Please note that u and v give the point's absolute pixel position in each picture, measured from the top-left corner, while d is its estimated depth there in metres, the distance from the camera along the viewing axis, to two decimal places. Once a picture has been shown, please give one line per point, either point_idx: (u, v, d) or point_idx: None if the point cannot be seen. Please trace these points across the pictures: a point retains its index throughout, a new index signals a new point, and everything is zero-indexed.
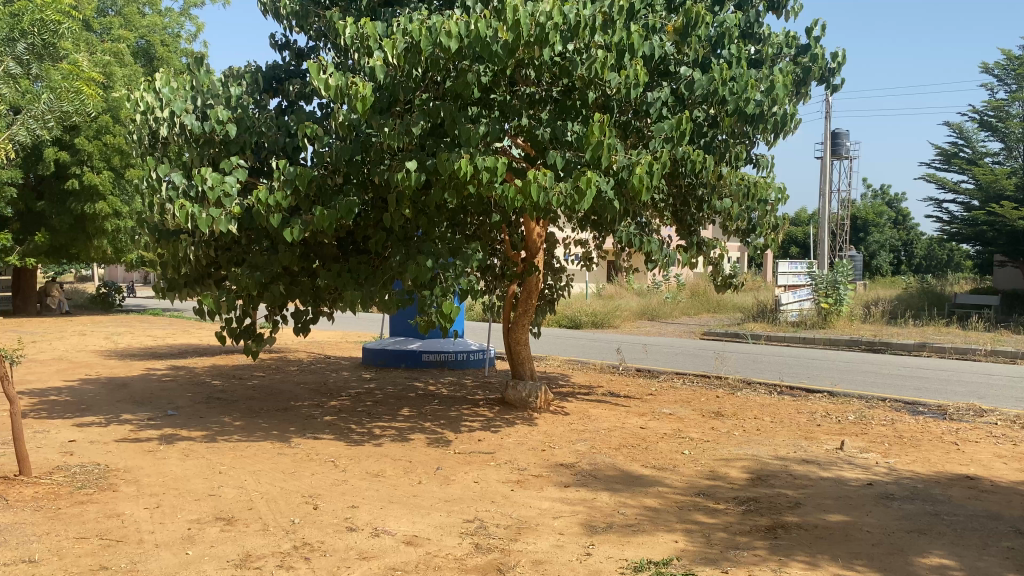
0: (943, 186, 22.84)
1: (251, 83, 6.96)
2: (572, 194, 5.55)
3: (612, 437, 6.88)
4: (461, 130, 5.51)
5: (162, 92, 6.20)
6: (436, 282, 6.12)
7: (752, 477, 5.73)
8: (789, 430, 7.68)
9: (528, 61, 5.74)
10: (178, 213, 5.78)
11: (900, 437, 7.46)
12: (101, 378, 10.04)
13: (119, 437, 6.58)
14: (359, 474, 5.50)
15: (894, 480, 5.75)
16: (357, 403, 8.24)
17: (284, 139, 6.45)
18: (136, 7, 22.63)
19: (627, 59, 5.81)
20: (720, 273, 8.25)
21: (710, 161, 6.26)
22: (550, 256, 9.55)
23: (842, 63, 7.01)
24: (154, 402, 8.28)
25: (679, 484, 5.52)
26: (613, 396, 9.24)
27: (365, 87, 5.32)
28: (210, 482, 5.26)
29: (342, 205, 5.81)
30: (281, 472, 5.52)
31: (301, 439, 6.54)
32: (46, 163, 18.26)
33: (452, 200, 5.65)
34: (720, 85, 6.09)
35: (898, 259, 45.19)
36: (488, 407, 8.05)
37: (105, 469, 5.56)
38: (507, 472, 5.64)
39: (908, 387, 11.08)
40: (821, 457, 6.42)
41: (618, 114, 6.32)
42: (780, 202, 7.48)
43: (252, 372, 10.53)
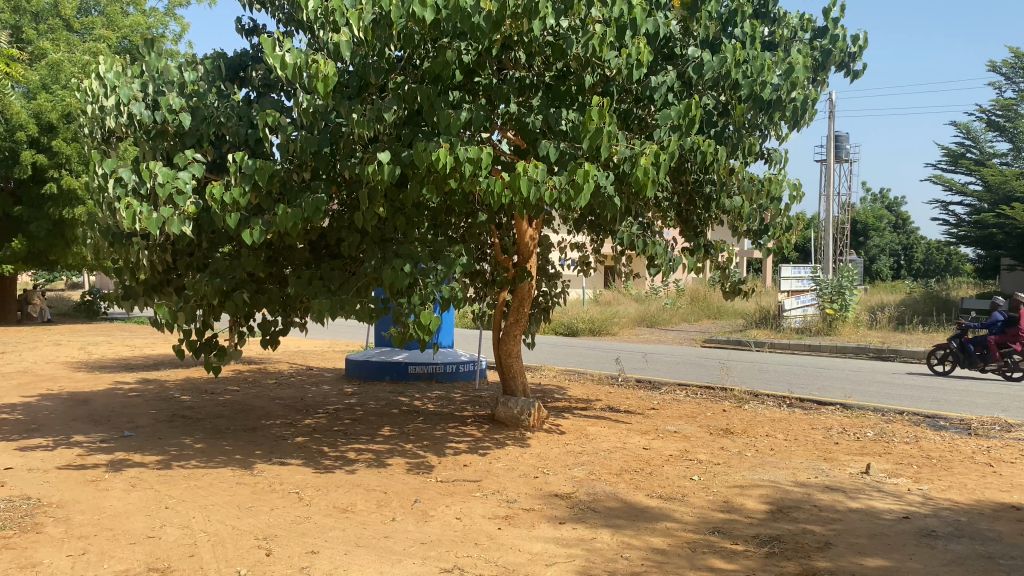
0: (950, 188, 22.24)
1: (211, 71, 6.26)
2: (567, 189, 4.89)
3: (612, 460, 6.21)
4: (440, 116, 4.84)
5: (107, 78, 5.49)
6: (414, 289, 5.41)
7: (771, 509, 5.05)
8: (805, 449, 7.02)
9: (516, 39, 5.12)
10: (123, 214, 5.15)
11: (929, 458, 6.79)
12: (61, 393, 9.31)
13: (63, 464, 5.87)
14: (324, 510, 4.81)
15: (933, 512, 5.09)
16: (334, 422, 7.55)
17: (245, 130, 5.71)
18: (121, 7, 21.74)
19: (628, 37, 5.13)
20: (728, 279, 7.50)
21: (722, 154, 5.55)
22: (543, 261, 8.85)
23: (863, 47, 6.37)
24: (112, 421, 7.56)
25: (689, 518, 4.85)
26: (613, 411, 8.55)
27: (327, 63, 4.66)
28: (152, 520, 4.56)
29: (308, 203, 5.16)
30: (236, 507, 4.83)
31: (266, 466, 5.85)
32: (23, 167, 17.56)
33: (432, 196, 5.03)
34: (733, 67, 5.47)
35: (897, 263, 44.44)
36: (478, 426, 7.37)
37: (36, 504, 4.85)
38: (495, 505, 4.96)
39: (927, 398, 10.39)
40: (846, 483, 5.76)
41: (618, 102, 5.66)
42: (793, 201, 6.76)
43: (225, 386, 9.82)
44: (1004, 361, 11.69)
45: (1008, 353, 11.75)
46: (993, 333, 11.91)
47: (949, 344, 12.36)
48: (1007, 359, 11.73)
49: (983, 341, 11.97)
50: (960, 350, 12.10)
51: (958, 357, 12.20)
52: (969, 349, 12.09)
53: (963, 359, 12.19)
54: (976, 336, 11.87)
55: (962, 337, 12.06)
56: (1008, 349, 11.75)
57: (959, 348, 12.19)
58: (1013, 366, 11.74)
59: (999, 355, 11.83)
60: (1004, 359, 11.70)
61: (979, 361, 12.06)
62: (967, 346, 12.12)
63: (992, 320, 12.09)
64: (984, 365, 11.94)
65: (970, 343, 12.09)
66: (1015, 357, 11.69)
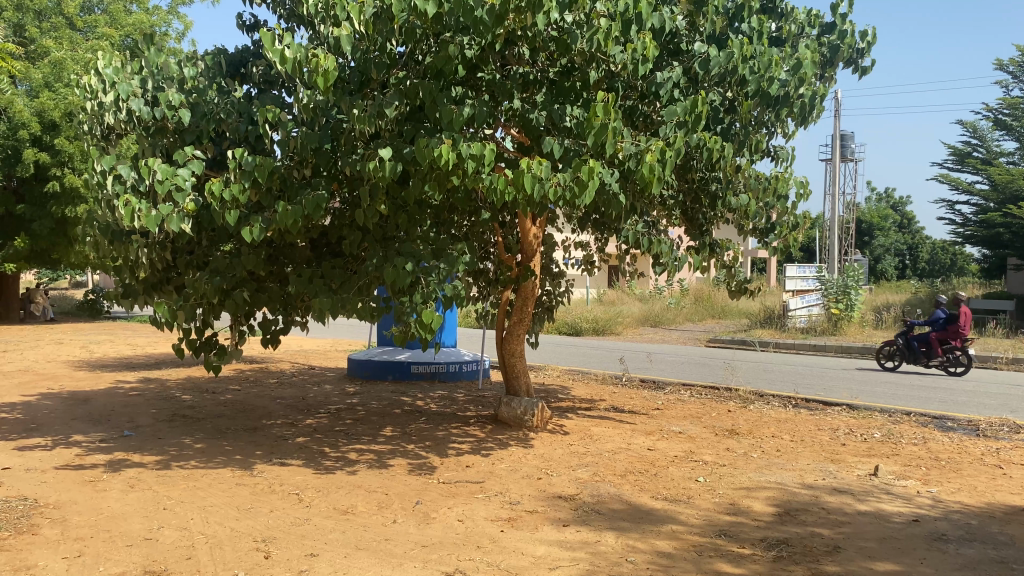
0: (957, 187, 22.08)
1: (211, 67, 6.18)
2: (571, 186, 4.81)
3: (617, 461, 6.13)
4: (442, 112, 4.77)
5: (105, 73, 5.43)
6: (416, 288, 5.33)
7: (778, 512, 4.96)
8: (812, 451, 6.93)
9: (520, 34, 5.04)
10: (121, 211, 5.08)
11: (938, 460, 6.70)
12: (62, 392, 9.25)
13: (61, 465, 5.80)
14: (324, 512, 4.74)
15: (943, 515, 5.00)
16: (336, 422, 7.49)
17: (245, 126, 5.63)
18: (124, 5, 21.71)
19: (633, 32, 5.05)
20: (734, 278, 7.40)
21: (729, 151, 5.46)
22: (547, 260, 8.77)
23: (872, 42, 6.28)
24: (112, 421, 7.50)
25: (695, 520, 4.77)
26: (617, 412, 8.47)
27: (327, 58, 4.59)
28: (150, 521, 4.50)
29: (309, 200, 5.09)
30: (235, 509, 4.76)
31: (266, 467, 5.78)
32: (26, 165, 17.54)
33: (435, 193, 4.95)
34: (740, 63, 5.36)
35: (902, 263, 44.27)
36: (480, 426, 7.30)
37: (32, 505, 4.79)
38: (497, 507, 4.88)
39: (934, 399, 10.29)
40: (854, 485, 5.67)
41: (623, 98, 5.57)
42: (800, 199, 6.67)
43: (227, 386, 9.76)
44: (945, 356, 12.41)
45: (949, 349, 12.48)
46: (936, 330, 12.60)
47: (896, 341, 13.02)
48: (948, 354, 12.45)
49: (926, 337, 12.65)
50: (906, 347, 12.76)
51: (905, 353, 12.88)
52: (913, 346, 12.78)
53: (908, 354, 12.89)
54: (919, 334, 12.55)
55: (907, 334, 12.74)
56: (949, 345, 12.47)
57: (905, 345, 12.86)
58: (954, 361, 12.48)
59: (942, 350, 12.54)
60: (946, 354, 12.42)
61: (923, 356, 12.76)
62: (913, 342, 12.80)
63: (935, 317, 12.80)
64: (927, 360, 12.64)
65: (914, 340, 12.78)
66: (956, 352, 12.40)
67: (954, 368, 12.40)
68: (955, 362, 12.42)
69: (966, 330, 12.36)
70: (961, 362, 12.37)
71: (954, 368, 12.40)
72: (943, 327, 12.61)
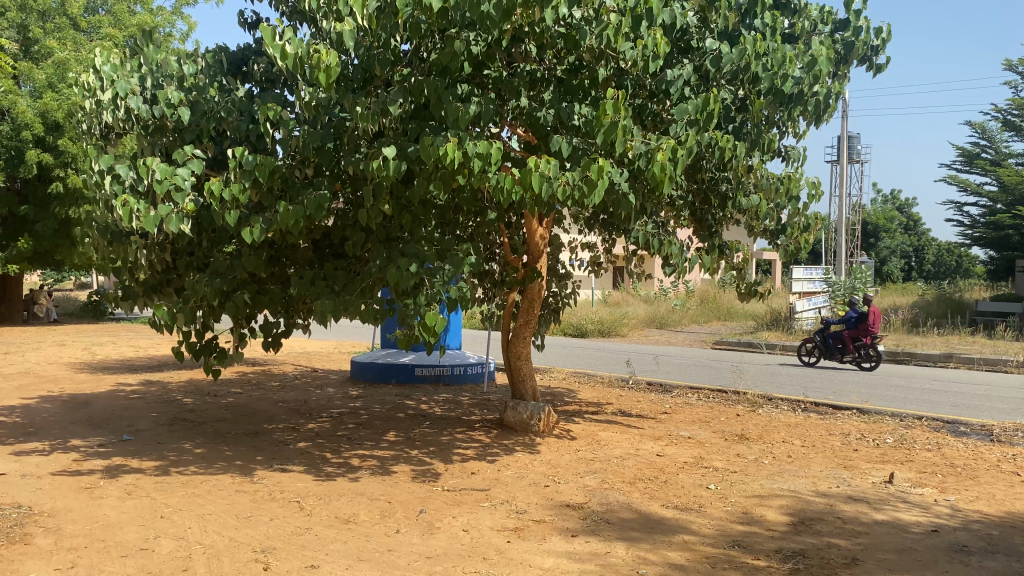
0: (965, 189, 21.88)
1: (212, 65, 6.05)
2: (580, 185, 4.68)
3: (625, 468, 6.00)
4: (447, 109, 4.64)
5: (103, 71, 5.35)
6: (420, 290, 5.19)
7: (793, 521, 4.82)
8: (825, 457, 6.78)
9: (527, 29, 4.91)
10: (119, 211, 4.96)
11: (953, 466, 6.55)
12: (62, 395, 9.13)
13: (58, 470, 5.68)
14: (326, 521, 4.61)
15: (962, 525, 4.85)
16: (338, 426, 7.36)
17: (245, 125, 5.49)
18: (128, 6, 21.63)
19: (644, 27, 4.91)
20: (743, 280, 7.27)
21: (741, 150, 5.32)
22: (553, 261, 8.66)
23: (887, 40, 6.12)
24: (111, 425, 7.38)
25: (707, 530, 4.63)
26: (624, 416, 8.33)
27: (328, 54, 4.47)
28: (146, 531, 4.37)
29: (310, 200, 4.97)
30: (234, 517, 4.64)
31: (266, 473, 5.65)
32: (29, 166, 17.46)
33: (440, 193, 4.83)
34: (754, 59, 5.19)
35: (909, 265, 44.05)
36: (485, 431, 7.16)
37: (26, 513, 4.67)
38: (503, 516, 4.75)
39: (945, 403, 10.12)
40: (869, 493, 5.53)
41: (633, 96, 5.44)
42: (812, 200, 6.51)
43: (229, 388, 9.64)
44: (857, 353, 13.10)
45: (861, 344, 13.16)
46: (848, 327, 13.28)
47: (813, 338, 13.65)
48: (860, 350, 13.16)
49: (841, 334, 13.32)
50: (823, 343, 13.42)
51: (822, 349, 13.53)
52: (829, 342, 13.45)
53: (825, 351, 13.56)
54: (833, 331, 13.20)
55: (823, 332, 13.39)
56: (861, 342, 13.15)
57: (822, 341, 13.50)
58: (866, 356, 13.17)
59: (854, 347, 13.24)
60: (858, 351, 13.12)
61: (838, 352, 13.44)
62: (828, 338, 13.47)
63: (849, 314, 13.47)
64: (841, 355, 13.32)
65: (830, 336, 13.43)
66: (868, 348, 13.11)
67: (864, 363, 13.11)
68: (866, 357, 13.12)
69: (876, 328, 13.03)
70: (872, 357, 13.09)
71: (865, 363, 13.10)
72: (856, 324, 13.29)
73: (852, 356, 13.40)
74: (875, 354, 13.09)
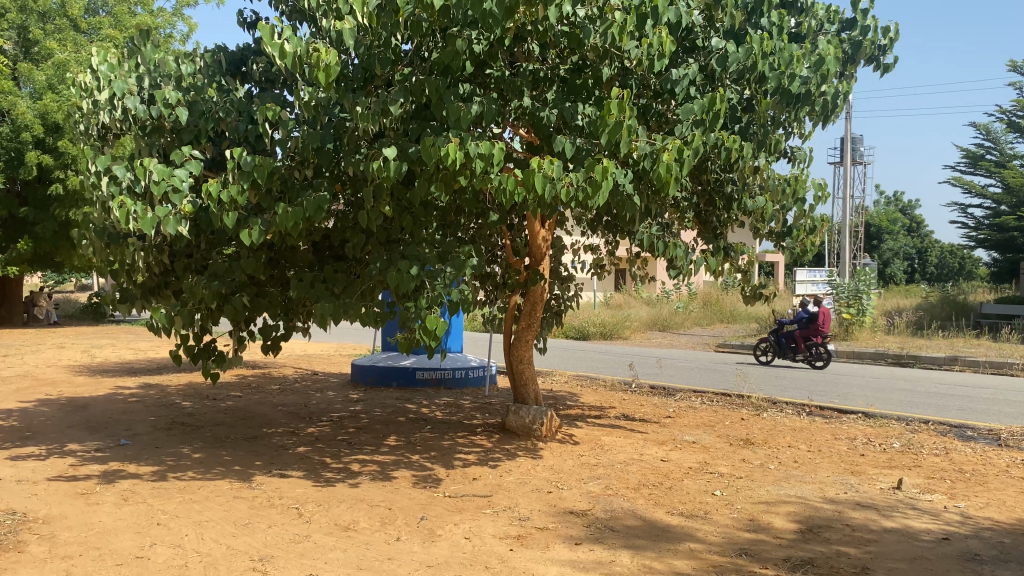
0: (969, 190, 21.80)
1: (211, 64, 5.97)
2: (584, 186, 4.59)
3: (629, 473, 5.90)
4: (449, 109, 4.56)
5: (100, 71, 5.27)
6: (421, 292, 5.11)
7: (801, 529, 4.73)
8: (831, 462, 6.68)
9: (530, 28, 4.83)
10: (116, 212, 4.88)
11: (962, 472, 6.45)
12: (60, 399, 9.05)
13: (53, 476, 5.60)
14: (325, 528, 4.52)
15: (974, 533, 4.76)
16: (338, 430, 7.27)
17: (244, 125, 5.41)
18: (128, 7, 21.55)
19: (649, 26, 4.83)
20: (748, 283, 7.19)
21: (748, 150, 5.23)
22: (556, 263, 8.55)
23: (895, 39, 6.04)
24: (109, 429, 7.29)
25: (714, 538, 4.53)
26: (628, 420, 8.24)
27: (328, 52, 4.39)
28: (141, 538, 4.28)
29: (310, 202, 4.90)
30: (232, 524, 4.55)
31: (265, 479, 5.57)
32: (28, 167, 17.40)
33: (441, 194, 4.75)
34: (760, 59, 5.14)
35: (911, 267, 43.92)
36: (487, 435, 7.07)
37: (20, 520, 4.59)
38: (506, 523, 4.66)
39: (951, 407, 10.02)
40: (877, 500, 5.43)
41: (638, 96, 5.36)
42: (818, 202, 6.41)
43: (228, 392, 9.56)
44: (809, 352, 13.63)
45: (812, 344, 13.69)
46: (799, 327, 13.74)
47: (767, 338, 14.08)
48: (811, 349, 13.67)
49: (792, 335, 13.80)
50: (776, 344, 13.89)
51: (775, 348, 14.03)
52: (781, 342, 13.93)
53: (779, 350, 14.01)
54: (785, 332, 13.67)
55: (776, 333, 13.85)
56: (812, 342, 13.64)
57: (775, 341, 13.98)
58: (818, 355, 13.67)
59: (805, 346, 13.73)
60: (809, 350, 13.66)
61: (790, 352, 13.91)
62: (781, 338, 13.95)
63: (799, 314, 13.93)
64: (794, 354, 13.83)
65: (782, 337, 13.90)
66: (818, 347, 13.64)
67: (816, 361, 13.65)
68: (817, 356, 13.66)
69: (826, 328, 13.53)
70: (822, 356, 13.63)
71: (816, 362, 13.65)
72: (806, 324, 13.77)
73: (803, 355, 13.88)
74: (826, 353, 13.65)
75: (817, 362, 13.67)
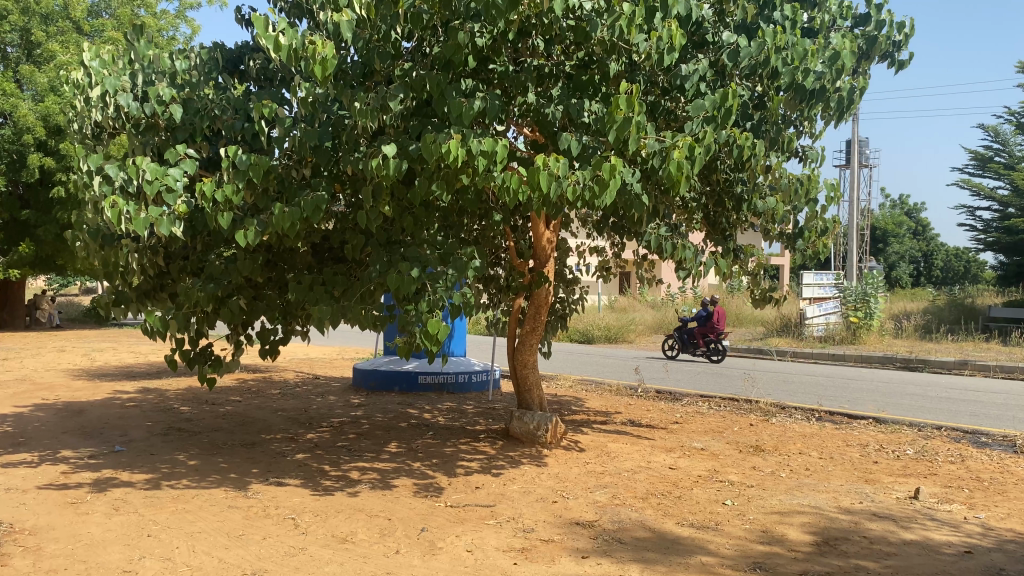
0: (979, 193, 21.60)
1: (207, 61, 5.81)
2: (590, 185, 4.43)
3: (637, 482, 5.72)
4: (450, 105, 4.41)
5: (92, 67, 5.13)
6: (422, 295, 4.94)
7: (816, 541, 4.55)
8: (844, 470, 6.49)
9: (535, 20, 4.66)
10: (107, 213, 4.72)
11: (980, 480, 6.26)
12: (56, 403, 8.91)
13: (44, 484, 5.44)
14: (322, 540, 4.35)
15: (997, 546, 4.57)
16: (337, 437, 7.10)
17: (241, 123, 5.25)
18: (131, 9, 21.41)
19: (658, 19, 4.68)
20: (758, 285, 7.01)
21: (760, 148, 5.05)
22: (560, 265, 8.35)
23: (910, 34, 5.86)
24: (103, 435, 7.13)
25: (727, 551, 4.36)
26: (634, 426, 8.06)
27: (325, 46, 4.24)
28: (130, 551, 4.12)
29: (307, 201, 4.73)
30: (225, 536, 4.38)
31: (261, 487, 5.40)
32: (30, 170, 17.35)
33: (443, 194, 4.60)
34: (773, 53, 5.00)
35: (917, 270, 43.63)
36: (490, 442, 6.90)
37: (7, 531, 4.43)
38: (509, 535, 4.49)
39: (963, 412, 9.82)
40: (895, 510, 5.25)
41: (645, 92, 5.21)
42: (830, 203, 6.22)
43: (228, 397, 9.39)
44: (707, 348, 14.89)
45: (710, 341, 15.01)
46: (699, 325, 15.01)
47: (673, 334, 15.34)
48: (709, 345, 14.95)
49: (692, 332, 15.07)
50: (679, 340, 15.23)
51: (679, 344, 15.34)
52: (684, 339, 15.29)
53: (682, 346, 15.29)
54: (685, 328, 15.02)
55: (678, 330, 15.23)
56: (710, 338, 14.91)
57: (679, 338, 15.27)
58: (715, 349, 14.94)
59: (704, 342, 15.00)
60: (707, 346, 14.90)
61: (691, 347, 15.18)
62: (683, 335, 15.23)
63: (699, 313, 15.20)
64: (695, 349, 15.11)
65: (685, 333, 15.17)
66: (715, 342, 14.91)
67: (712, 356, 14.89)
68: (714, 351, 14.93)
69: (722, 325, 14.91)
70: (719, 351, 14.89)
71: (713, 357, 14.91)
72: (705, 322, 15.02)
73: (703, 350, 15.17)
74: (721, 348, 14.91)
75: (714, 357, 14.90)
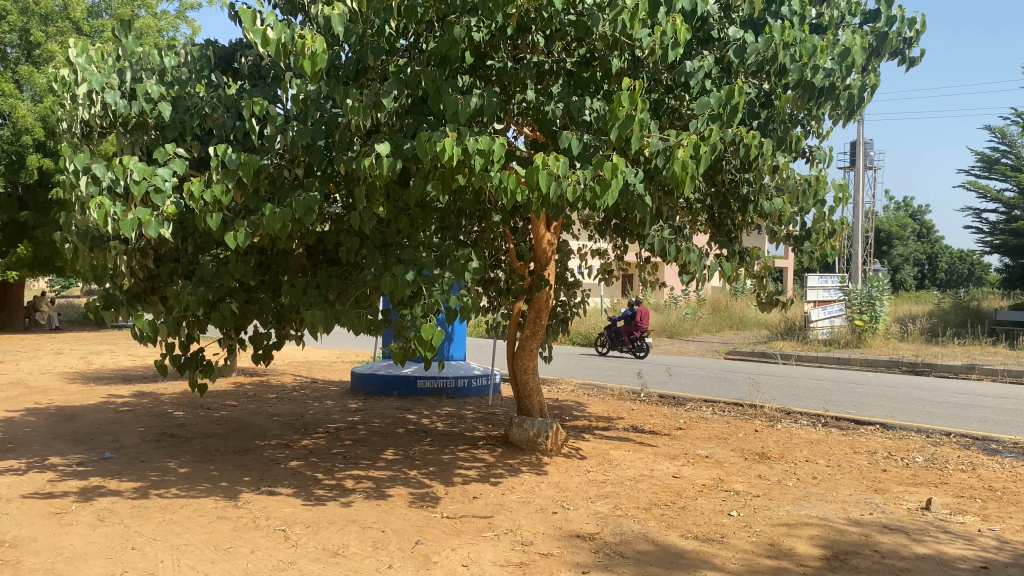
0: (985, 196, 21.40)
1: (198, 59, 5.65)
2: (591, 185, 4.27)
3: (640, 491, 5.56)
4: (446, 102, 4.25)
5: (78, 63, 4.97)
6: (418, 299, 4.77)
7: (826, 555, 4.37)
8: (852, 478, 6.32)
9: (535, 14, 4.50)
10: (92, 213, 4.57)
11: (993, 490, 6.08)
12: (49, 407, 8.76)
13: (28, 493, 5.28)
14: (313, 554, 4.19)
15: (1013, 560, 4.40)
16: (333, 443, 6.95)
17: (232, 122, 5.09)
18: (132, 10, 21.28)
19: (662, 14, 4.53)
20: (764, 289, 6.83)
21: (768, 147, 4.88)
22: (561, 269, 8.23)
23: (921, 31, 5.68)
24: (94, 441, 6.97)
25: (733, 565, 4.19)
26: (637, 432, 7.90)
27: (315, 40, 4.10)
28: (112, 565, 3.96)
29: (299, 202, 4.56)
30: (212, 549, 4.22)
31: (252, 497, 5.24)
32: (29, 172, 17.21)
33: (438, 194, 4.45)
34: (781, 49, 4.77)
35: (921, 272, 43.40)
36: (489, 449, 6.75)
37: None
38: (507, 549, 4.32)
39: (973, 418, 9.62)
40: (906, 522, 5.07)
41: (648, 90, 5.05)
42: (838, 204, 6.05)
43: (223, 401, 9.24)
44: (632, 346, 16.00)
45: (635, 339, 16.15)
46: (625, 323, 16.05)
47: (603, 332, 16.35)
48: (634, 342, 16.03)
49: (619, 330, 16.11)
50: (607, 338, 16.33)
51: (608, 341, 16.36)
52: (613, 336, 16.39)
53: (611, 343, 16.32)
54: (613, 327, 16.10)
55: (606, 329, 16.32)
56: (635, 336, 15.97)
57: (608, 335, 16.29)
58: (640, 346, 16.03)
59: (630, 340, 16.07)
60: (632, 343, 15.97)
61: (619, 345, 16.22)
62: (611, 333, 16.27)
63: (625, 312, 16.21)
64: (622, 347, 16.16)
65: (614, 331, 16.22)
66: (639, 340, 15.99)
67: (637, 352, 16.03)
68: (639, 348, 16.07)
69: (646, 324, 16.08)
70: (643, 348, 16.05)
71: (639, 353, 16.03)
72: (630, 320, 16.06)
73: (630, 347, 16.23)
74: (645, 345, 15.99)
75: (639, 353, 16.03)
